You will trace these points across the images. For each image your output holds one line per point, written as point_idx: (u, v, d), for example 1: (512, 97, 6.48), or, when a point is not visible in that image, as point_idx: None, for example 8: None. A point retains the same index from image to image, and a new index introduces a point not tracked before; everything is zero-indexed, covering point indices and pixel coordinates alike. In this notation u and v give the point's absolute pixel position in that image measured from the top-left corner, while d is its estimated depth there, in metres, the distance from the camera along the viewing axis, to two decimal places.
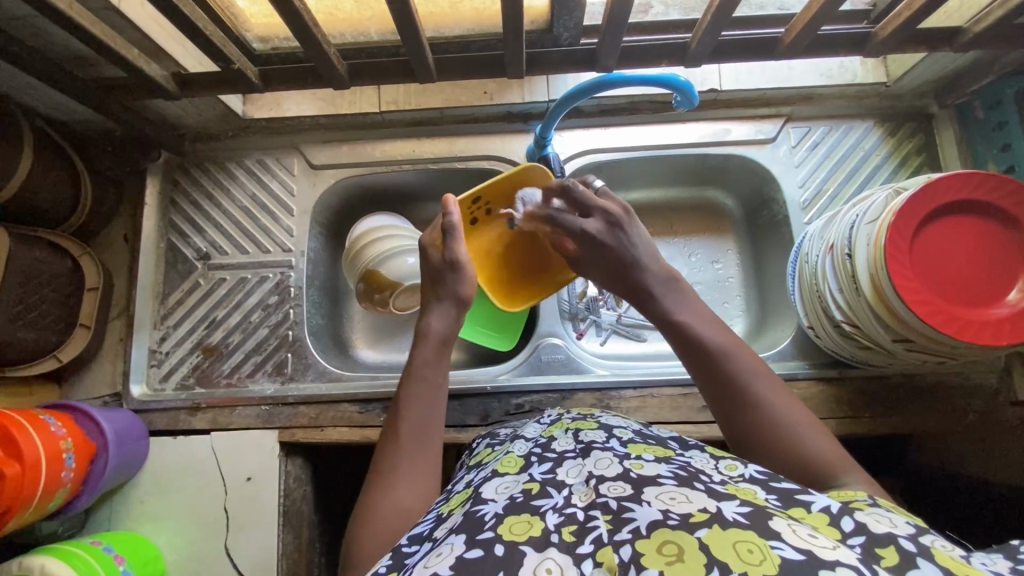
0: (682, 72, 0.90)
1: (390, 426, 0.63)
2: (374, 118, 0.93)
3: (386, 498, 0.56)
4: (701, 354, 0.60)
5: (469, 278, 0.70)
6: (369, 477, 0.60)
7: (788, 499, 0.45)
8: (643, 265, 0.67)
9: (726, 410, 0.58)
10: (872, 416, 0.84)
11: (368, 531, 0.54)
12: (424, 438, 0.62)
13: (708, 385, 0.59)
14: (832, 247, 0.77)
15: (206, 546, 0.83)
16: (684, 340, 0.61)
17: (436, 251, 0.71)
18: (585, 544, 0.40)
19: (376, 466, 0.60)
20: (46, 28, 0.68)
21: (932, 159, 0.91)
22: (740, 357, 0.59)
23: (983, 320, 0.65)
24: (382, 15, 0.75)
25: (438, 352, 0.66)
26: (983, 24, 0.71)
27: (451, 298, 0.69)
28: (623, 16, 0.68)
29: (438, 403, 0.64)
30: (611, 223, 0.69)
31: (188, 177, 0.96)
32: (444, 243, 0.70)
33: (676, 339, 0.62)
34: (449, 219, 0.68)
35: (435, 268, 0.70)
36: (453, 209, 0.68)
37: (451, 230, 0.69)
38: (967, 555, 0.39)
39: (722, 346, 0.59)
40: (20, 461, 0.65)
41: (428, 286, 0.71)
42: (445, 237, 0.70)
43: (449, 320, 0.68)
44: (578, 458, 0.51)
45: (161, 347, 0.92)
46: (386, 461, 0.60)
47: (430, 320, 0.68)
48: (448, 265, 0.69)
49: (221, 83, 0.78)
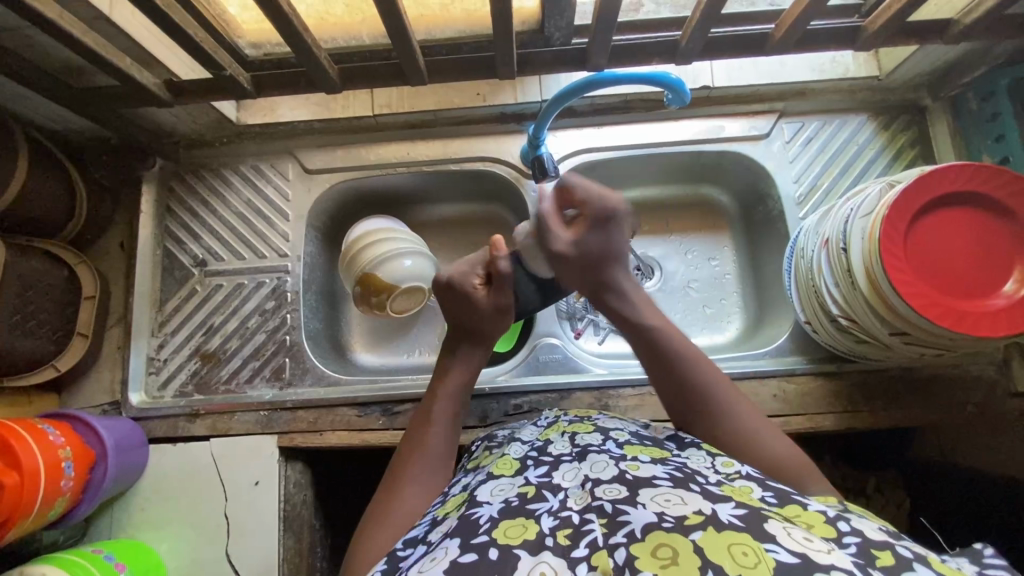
0: (675, 70, 0.91)
1: (411, 434, 0.65)
2: (368, 122, 0.94)
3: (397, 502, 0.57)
4: (667, 360, 0.64)
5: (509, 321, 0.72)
6: (382, 486, 0.61)
7: (783, 497, 0.46)
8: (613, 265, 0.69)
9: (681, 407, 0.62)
10: (871, 411, 0.84)
11: (378, 533, 0.54)
12: (440, 459, 0.62)
13: (666, 383, 0.64)
14: (827, 241, 0.77)
15: (207, 553, 0.83)
16: (648, 344, 0.66)
17: (483, 292, 0.70)
18: (580, 547, 0.40)
19: (392, 475, 0.61)
20: (39, 37, 0.68)
21: (926, 152, 0.91)
22: (703, 366, 0.63)
23: (980, 311, 0.65)
24: (373, 18, 0.76)
25: (464, 385, 0.69)
26: (973, 15, 0.71)
27: (491, 340, 0.72)
28: (613, 17, 0.69)
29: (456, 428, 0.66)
30: (596, 226, 0.67)
31: (184, 185, 0.96)
32: (493, 288, 0.70)
33: (638, 342, 0.67)
34: (502, 262, 0.70)
35: (483, 311, 0.70)
36: (504, 251, 0.71)
37: (505, 273, 0.70)
38: (944, 560, 0.41)
39: (688, 357, 0.64)
40: (19, 470, 0.65)
41: (472, 324, 0.71)
42: (495, 280, 0.70)
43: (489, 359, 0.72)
44: (574, 461, 0.51)
45: (159, 354, 0.92)
46: (402, 468, 0.61)
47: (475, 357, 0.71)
48: (499, 309, 0.70)
49: (214, 90, 0.78)
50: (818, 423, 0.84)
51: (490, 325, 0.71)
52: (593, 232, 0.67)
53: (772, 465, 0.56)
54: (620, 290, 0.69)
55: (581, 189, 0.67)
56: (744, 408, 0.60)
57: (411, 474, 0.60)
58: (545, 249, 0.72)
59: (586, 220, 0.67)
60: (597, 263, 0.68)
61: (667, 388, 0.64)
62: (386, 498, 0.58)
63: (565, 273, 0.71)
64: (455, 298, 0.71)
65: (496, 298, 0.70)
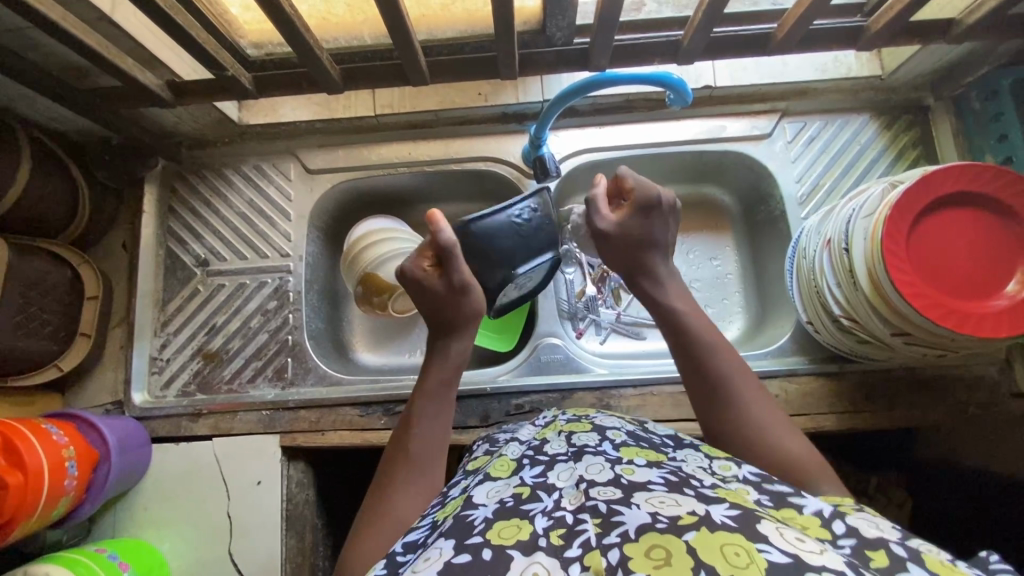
0: (677, 70, 0.91)
1: (398, 438, 0.65)
2: (370, 122, 0.94)
3: (386, 505, 0.58)
4: (690, 346, 0.64)
5: (477, 297, 0.68)
6: (373, 487, 0.62)
7: (779, 500, 0.45)
8: (654, 249, 0.69)
9: (702, 396, 0.62)
10: (873, 411, 0.84)
11: (366, 538, 0.56)
12: (429, 455, 0.63)
13: (689, 373, 0.63)
14: (829, 241, 0.76)
15: (209, 552, 0.84)
16: (676, 330, 0.65)
17: (436, 275, 0.68)
18: (573, 547, 0.40)
19: (382, 476, 0.62)
20: (41, 39, 0.68)
21: (929, 151, 0.91)
22: (724, 354, 0.63)
23: (982, 312, 0.65)
24: (374, 18, 0.76)
25: (450, 374, 0.68)
26: (977, 15, 0.70)
27: (464, 321, 0.69)
28: (615, 16, 0.68)
29: (445, 421, 0.66)
30: (640, 213, 0.68)
31: (186, 185, 0.96)
32: (444, 267, 0.67)
33: (669, 330, 0.66)
34: (444, 237, 0.65)
35: (440, 293, 0.68)
36: (442, 225, 0.65)
37: (449, 250, 0.66)
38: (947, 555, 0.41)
39: (715, 348, 0.63)
40: (22, 470, 0.66)
41: (433, 308, 0.69)
42: (445, 259, 0.66)
43: (466, 341, 0.69)
44: (570, 462, 0.51)
45: (162, 354, 0.92)
46: (390, 469, 0.62)
47: (451, 343, 0.69)
48: (458, 289, 0.67)
49: (216, 91, 0.78)
50: (819, 423, 0.84)
51: (453, 308, 0.68)
52: (637, 217, 0.68)
53: (786, 461, 0.56)
54: (656, 276, 0.69)
55: (633, 179, 0.69)
56: (760, 401, 0.60)
57: (400, 478, 0.61)
58: (590, 227, 0.72)
59: (633, 206, 0.68)
60: (636, 249, 0.69)
61: (691, 378, 0.63)
62: (378, 504, 0.59)
63: (608, 257, 0.71)
64: (411, 285, 0.69)
65: (449, 277, 0.67)
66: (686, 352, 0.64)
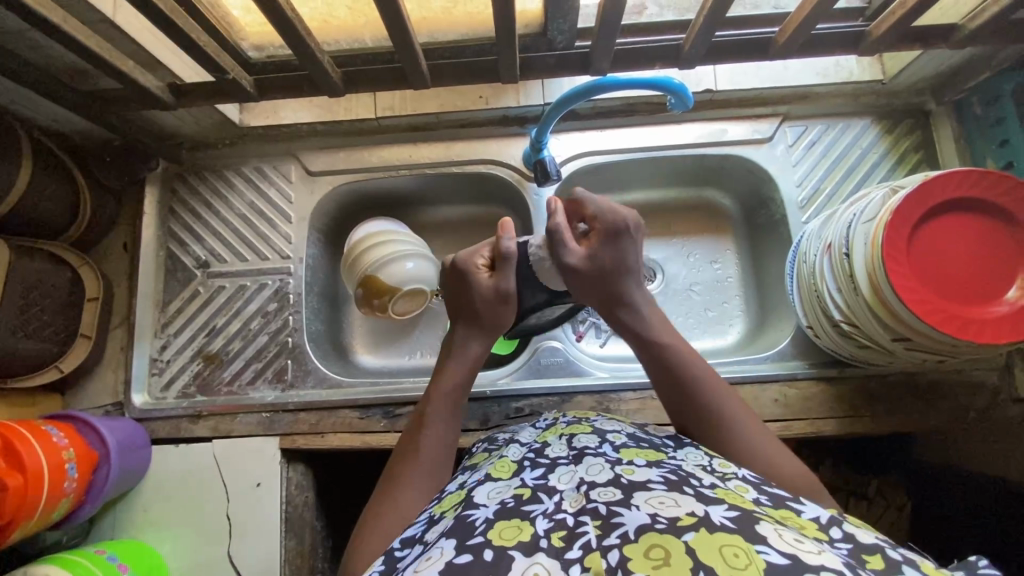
0: (678, 74, 0.91)
1: (406, 440, 0.65)
2: (371, 124, 0.94)
3: (392, 504, 0.57)
4: (676, 376, 0.64)
5: (511, 310, 0.72)
6: (379, 488, 0.61)
7: (777, 501, 0.46)
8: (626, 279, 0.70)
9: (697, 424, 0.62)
10: (873, 416, 0.84)
11: (370, 536, 0.54)
12: (435, 459, 0.62)
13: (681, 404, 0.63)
14: (830, 246, 0.76)
15: (209, 553, 0.84)
16: (660, 360, 0.66)
17: (485, 275, 0.71)
18: (574, 549, 0.40)
19: (387, 477, 0.61)
20: (42, 40, 0.68)
21: (931, 157, 0.91)
22: (711, 380, 0.63)
23: (982, 318, 0.65)
24: (376, 21, 0.75)
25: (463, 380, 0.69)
26: (979, 20, 0.70)
27: (490, 327, 0.72)
28: (617, 18, 0.68)
29: (453, 427, 0.66)
30: (609, 240, 0.69)
31: (187, 186, 0.96)
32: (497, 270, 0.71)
33: (655, 363, 0.66)
34: (507, 244, 0.70)
35: (483, 292, 0.70)
36: (511, 234, 0.70)
37: (507, 256, 0.70)
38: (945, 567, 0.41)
39: (702, 377, 0.63)
40: (22, 471, 0.66)
41: (467, 307, 0.71)
42: (500, 263, 0.70)
43: (487, 346, 0.72)
44: (570, 464, 0.51)
45: (162, 355, 0.92)
46: (396, 470, 0.61)
47: (471, 346, 0.71)
48: (498, 293, 0.70)
49: (217, 93, 0.78)
50: (819, 428, 0.84)
51: (489, 309, 0.71)
52: (612, 242, 0.69)
53: (782, 480, 0.55)
54: (634, 306, 0.70)
55: (593, 204, 0.71)
56: (754, 427, 0.60)
57: (409, 478, 0.60)
58: (556, 260, 0.73)
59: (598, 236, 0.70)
60: (611, 276, 0.69)
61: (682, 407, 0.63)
62: (382, 502, 0.58)
63: (580, 289, 0.72)
64: (458, 280, 0.72)
65: (495, 281, 0.70)
66: (672, 383, 0.64)
